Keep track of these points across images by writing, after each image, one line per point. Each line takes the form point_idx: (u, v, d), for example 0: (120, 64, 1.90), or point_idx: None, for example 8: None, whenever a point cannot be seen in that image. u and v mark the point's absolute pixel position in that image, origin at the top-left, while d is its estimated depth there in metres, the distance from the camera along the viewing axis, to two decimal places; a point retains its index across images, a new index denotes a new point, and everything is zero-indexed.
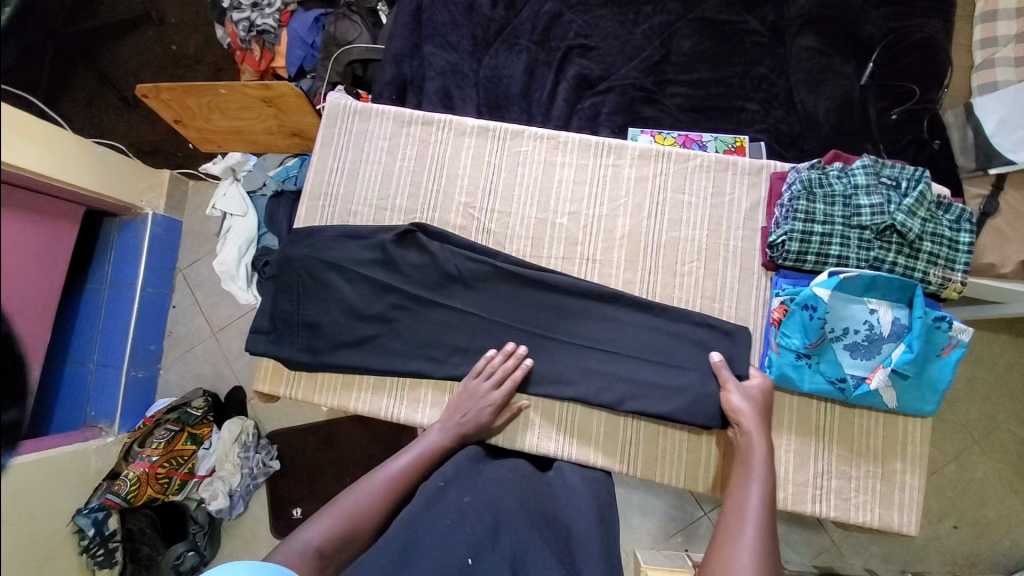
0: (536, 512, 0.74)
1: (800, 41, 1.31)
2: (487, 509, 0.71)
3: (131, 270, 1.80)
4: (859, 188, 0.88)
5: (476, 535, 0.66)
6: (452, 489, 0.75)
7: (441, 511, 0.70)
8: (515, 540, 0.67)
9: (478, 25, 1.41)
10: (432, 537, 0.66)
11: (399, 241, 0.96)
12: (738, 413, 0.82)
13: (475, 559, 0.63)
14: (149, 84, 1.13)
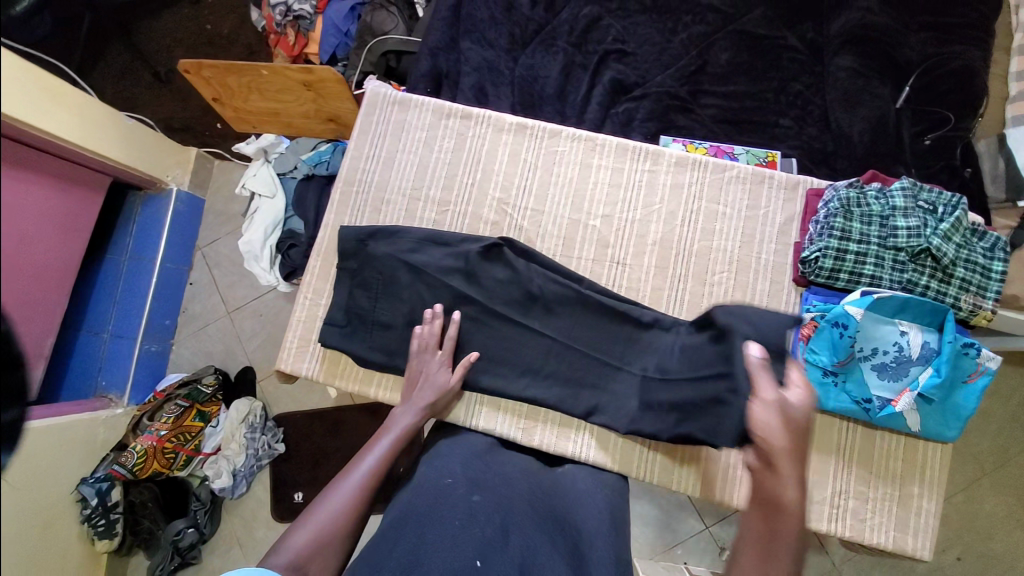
0: (547, 515, 0.73)
1: (838, 60, 1.30)
2: (496, 510, 0.69)
3: (151, 246, 1.81)
4: (897, 210, 0.87)
5: (486, 537, 0.64)
6: (460, 488, 0.73)
7: (451, 509, 0.68)
8: (525, 542, 0.66)
9: (517, 24, 1.41)
10: (442, 537, 0.63)
11: (484, 254, 0.95)
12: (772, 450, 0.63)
13: (484, 560, 0.61)
14: (192, 60, 1.15)
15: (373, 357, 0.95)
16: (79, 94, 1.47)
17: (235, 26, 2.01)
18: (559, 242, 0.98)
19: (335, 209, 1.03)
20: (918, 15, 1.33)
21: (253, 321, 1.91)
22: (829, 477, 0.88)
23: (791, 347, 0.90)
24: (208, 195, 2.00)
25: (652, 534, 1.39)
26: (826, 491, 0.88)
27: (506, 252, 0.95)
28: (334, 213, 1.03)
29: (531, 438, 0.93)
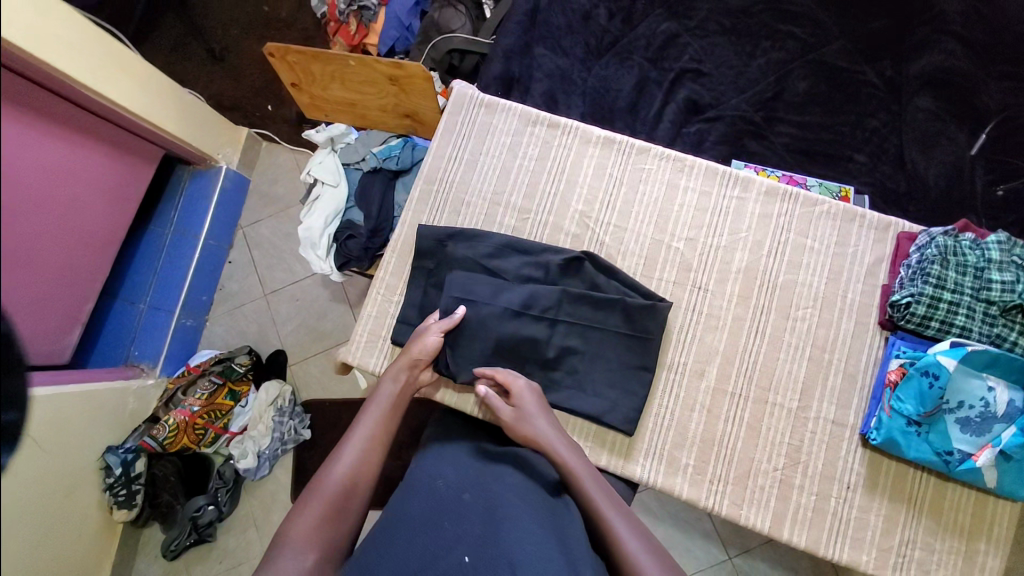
0: (534, 501, 0.73)
1: (917, 101, 1.29)
2: (488, 507, 0.71)
3: (197, 219, 1.78)
4: (992, 263, 0.85)
5: (475, 534, 0.67)
6: (450, 486, 0.75)
7: (441, 510, 0.71)
8: (511, 528, 0.67)
9: (593, 34, 1.41)
10: (434, 539, 0.67)
11: (565, 266, 0.95)
12: (544, 437, 0.81)
13: (472, 556, 0.64)
14: (279, 44, 1.17)
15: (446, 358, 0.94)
16: (144, 65, 1.43)
17: (295, 9, 2.00)
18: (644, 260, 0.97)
19: (414, 206, 1.03)
20: (999, 62, 1.31)
21: (290, 305, 1.87)
22: (899, 526, 0.86)
23: (872, 390, 0.89)
24: (254, 175, 1.96)
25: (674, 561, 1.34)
26: (894, 540, 0.86)
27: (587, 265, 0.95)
28: (413, 210, 1.03)
29: (598, 459, 0.90)
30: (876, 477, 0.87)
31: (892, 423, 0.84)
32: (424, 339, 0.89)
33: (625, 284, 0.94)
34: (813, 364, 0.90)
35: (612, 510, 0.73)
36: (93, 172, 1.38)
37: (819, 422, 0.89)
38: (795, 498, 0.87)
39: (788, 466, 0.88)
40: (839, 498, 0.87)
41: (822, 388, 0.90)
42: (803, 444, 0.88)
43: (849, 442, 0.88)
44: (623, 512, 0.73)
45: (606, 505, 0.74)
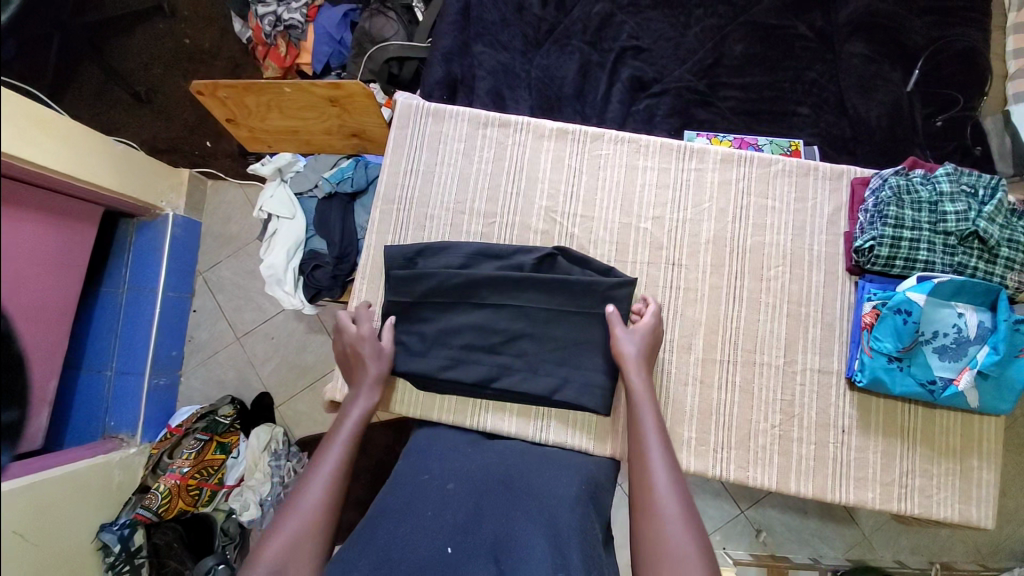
0: (515, 487, 0.75)
1: (849, 47, 1.32)
2: (470, 496, 0.72)
3: (152, 274, 1.69)
4: (944, 195, 0.88)
5: (457, 524, 0.68)
6: (434, 479, 0.76)
7: (424, 500, 0.72)
8: (497, 524, 0.68)
9: (529, 25, 1.39)
10: (416, 529, 0.67)
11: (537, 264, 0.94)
12: (632, 364, 0.85)
13: (454, 548, 0.65)
14: (205, 81, 1.12)
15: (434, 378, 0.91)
16: (67, 123, 1.33)
17: (218, 39, 1.92)
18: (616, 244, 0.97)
19: (376, 228, 1.00)
20: None
21: (265, 344, 1.81)
22: (897, 459, 0.89)
23: (852, 335, 0.92)
24: (205, 217, 1.88)
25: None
26: (894, 473, 0.89)
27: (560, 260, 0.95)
28: (376, 233, 1.00)
29: (605, 449, 0.93)
30: (868, 417, 0.90)
31: (875, 363, 0.86)
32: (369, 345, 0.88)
33: (595, 269, 0.94)
34: (793, 319, 0.92)
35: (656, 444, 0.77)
36: (33, 243, 1.29)
37: (807, 374, 0.91)
38: (796, 451, 0.89)
39: (785, 421, 0.90)
40: (837, 443, 0.89)
41: (805, 341, 0.92)
42: (796, 398, 0.90)
43: (838, 387, 0.90)
44: (665, 451, 0.76)
45: (654, 437, 0.78)
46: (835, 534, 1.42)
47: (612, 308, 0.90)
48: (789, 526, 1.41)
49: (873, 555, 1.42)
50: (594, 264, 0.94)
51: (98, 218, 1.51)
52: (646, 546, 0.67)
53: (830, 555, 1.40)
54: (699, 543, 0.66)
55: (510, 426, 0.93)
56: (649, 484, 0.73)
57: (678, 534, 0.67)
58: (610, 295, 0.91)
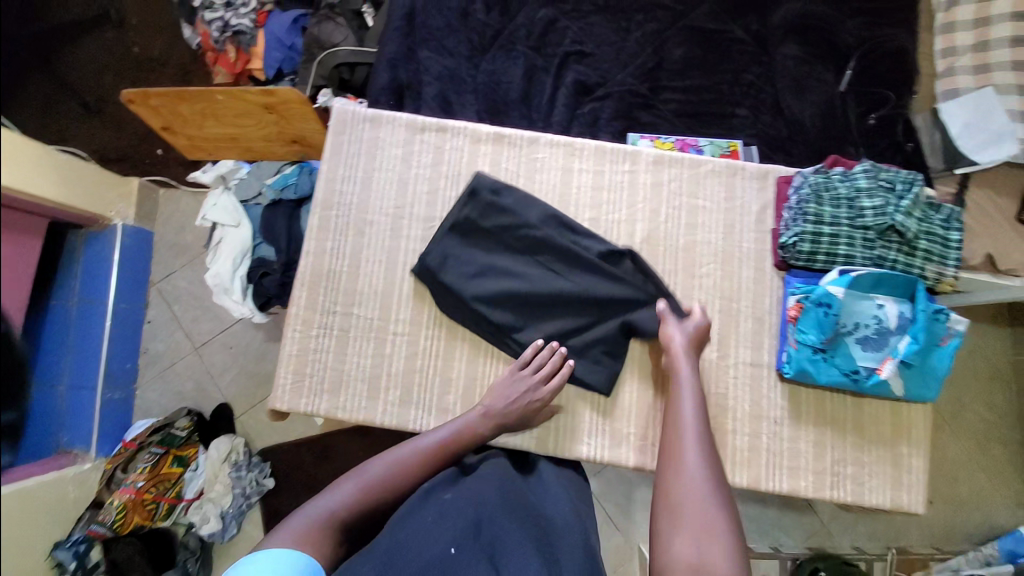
0: (513, 502, 0.79)
1: (783, 50, 1.37)
2: (468, 504, 0.76)
3: (104, 286, 1.63)
4: (862, 191, 0.92)
5: (459, 527, 0.72)
6: (435, 489, 0.79)
7: (424, 510, 0.75)
8: (495, 534, 0.73)
9: (474, 30, 1.40)
10: (419, 533, 0.71)
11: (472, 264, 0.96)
12: (681, 351, 0.88)
13: (458, 548, 0.69)
14: (136, 89, 1.10)
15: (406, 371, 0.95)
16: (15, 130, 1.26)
17: (167, 47, 1.85)
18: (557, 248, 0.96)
19: (314, 235, 1.00)
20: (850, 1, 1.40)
21: (223, 354, 1.77)
22: (827, 448, 0.92)
23: (780, 328, 0.95)
24: (158, 227, 1.83)
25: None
26: (826, 461, 0.92)
27: (544, 256, 0.96)
28: (314, 240, 1.00)
29: (545, 448, 0.95)
30: (797, 408, 0.93)
31: (801, 355, 0.89)
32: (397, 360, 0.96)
33: (605, 274, 0.94)
34: (725, 315, 0.95)
35: (693, 422, 0.82)
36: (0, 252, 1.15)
37: (738, 367, 0.93)
38: (732, 442, 0.91)
39: (720, 415, 0.92)
40: (769, 434, 0.92)
41: (737, 335, 0.94)
42: (728, 391, 0.93)
43: (768, 380, 0.93)
44: (702, 430, 0.81)
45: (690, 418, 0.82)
46: (794, 523, 1.47)
47: (665, 304, 0.92)
48: (750, 516, 1.46)
49: (832, 541, 1.47)
50: (620, 272, 0.95)
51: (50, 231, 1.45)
52: (692, 521, 0.71)
53: (790, 543, 1.45)
54: (722, 509, 0.73)
55: None
56: (686, 460, 0.77)
57: (706, 498, 0.73)
58: (559, 290, 0.94)
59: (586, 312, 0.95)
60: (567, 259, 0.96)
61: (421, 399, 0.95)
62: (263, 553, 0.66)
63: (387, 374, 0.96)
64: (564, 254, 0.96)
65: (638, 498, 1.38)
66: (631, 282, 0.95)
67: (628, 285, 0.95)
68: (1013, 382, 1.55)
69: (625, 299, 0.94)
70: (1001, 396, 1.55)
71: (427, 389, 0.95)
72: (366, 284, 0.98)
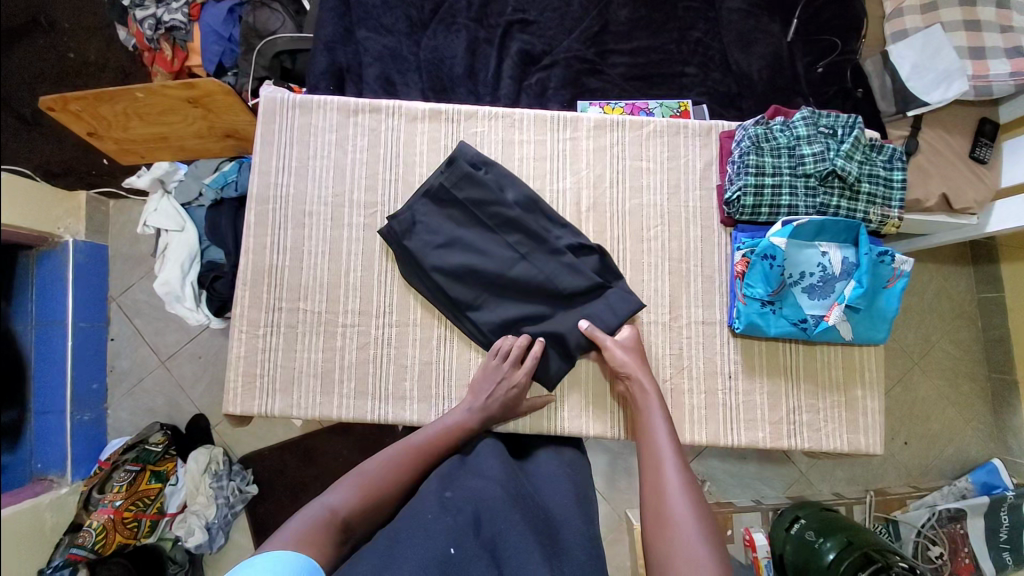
0: (516, 495, 0.77)
1: (729, 3, 1.33)
2: (467, 501, 0.73)
3: (60, 305, 1.51)
4: (801, 138, 0.91)
5: (458, 526, 0.69)
6: (435, 486, 0.76)
7: (423, 506, 0.72)
8: (498, 530, 0.70)
9: (412, 5, 1.34)
10: (416, 531, 0.67)
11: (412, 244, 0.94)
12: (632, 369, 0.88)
13: (457, 548, 0.66)
14: (53, 96, 1.06)
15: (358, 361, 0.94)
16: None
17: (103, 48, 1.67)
18: (494, 214, 0.93)
19: (254, 231, 0.97)
20: None
21: (193, 364, 1.67)
22: (782, 398, 0.93)
23: (730, 284, 0.94)
24: (112, 240, 1.68)
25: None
26: (782, 411, 0.93)
27: (512, 236, 0.93)
28: (254, 236, 0.97)
29: (506, 425, 0.94)
30: (751, 362, 0.93)
31: (749, 309, 0.89)
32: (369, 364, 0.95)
33: (566, 264, 0.92)
34: (675, 276, 0.95)
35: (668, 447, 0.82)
36: None
37: (691, 327, 0.93)
38: (688, 401, 0.92)
39: (676, 376, 0.92)
40: (725, 389, 0.92)
41: (688, 295, 0.94)
42: (683, 350, 0.93)
43: (722, 336, 0.93)
44: (677, 453, 0.81)
45: (665, 446, 0.82)
46: (775, 475, 1.49)
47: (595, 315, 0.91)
48: (731, 472, 1.47)
49: (812, 489, 1.50)
50: (582, 265, 0.92)
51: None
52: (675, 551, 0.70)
53: (772, 495, 1.47)
54: (703, 525, 0.73)
55: (411, 413, 0.94)
56: (663, 489, 0.77)
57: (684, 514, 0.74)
58: (514, 277, 0.92)
59: (542, 298, 0.93)
60: (512, 231, 0.93)
61: (377, 389, 0.94)
62: (262, 556, 0.62)
63: (341, 365, 0.94)
64: (501, 226, 0.93)
65: (619, 465, 1.39)
66: (593, 276, 0.91)
67: (587, 277, 0.91)
68: (979, 318, 1.58)
69: (589, 290, 0.92)
70: (967, 333, 1.58)
71: (382, 378, 0.94)
72: (310, 277, 0.96)
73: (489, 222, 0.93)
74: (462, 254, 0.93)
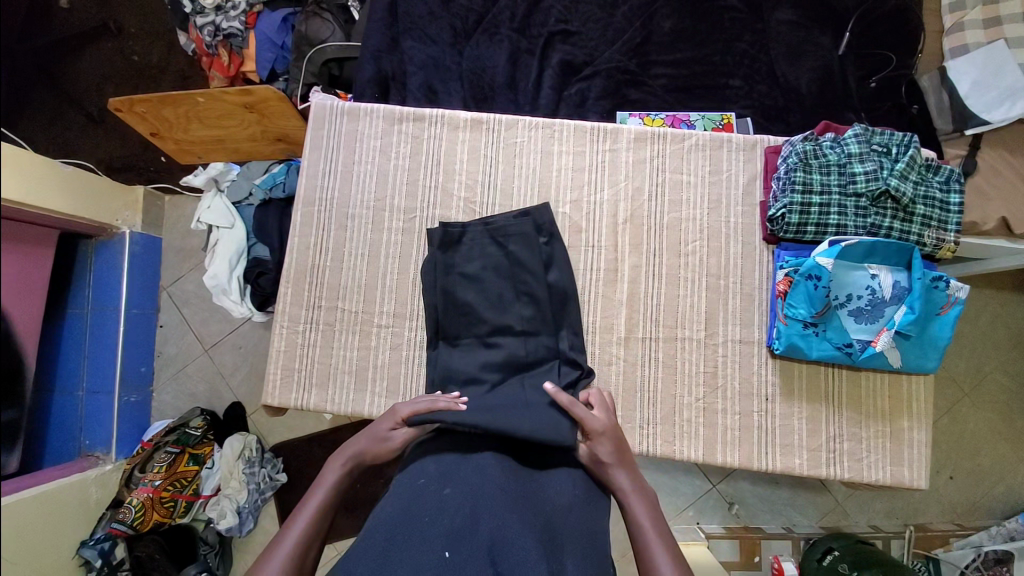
0: (514, 490, 0.71)
1: (778, 15, 1.30)
2: (467, 499, 0.68)
3: (113, 292, 1.59)
4: (853, 156, 0.88)
5: (454, 529, 0.63)
6: (432, 484, 0.72)
7: (423, 506, 0.68)
8: (495, 527, 0.64)
9: (457, 16, 1.36)
10: (412, 534, 0.63)
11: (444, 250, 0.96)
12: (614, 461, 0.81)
13: (453, 551, 0.60)
14: (121, 98, 1.13)
15: (391, 363, 0.97)
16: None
17: (166, 52, 1.78)
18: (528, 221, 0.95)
19: (298, 232, 1.00)
20: None
21: (233, 354, 1.73)
22: (822, 424, 0.90)
23: (771, 303, 0.92)
24: (165, 232, 1.76)
25: (662, 502, 1.43)
26: (821, 438, 0.89)
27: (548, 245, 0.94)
28: (298, 237, 1.00)
29: None
30: (790, 385, 0.90)
31: (790, 330, 0.86)
32: (402, 368, 0.96)
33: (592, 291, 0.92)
34: (712, 292, 0.93)
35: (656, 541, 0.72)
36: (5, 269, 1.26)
37: (727, 345, 0.91)
38: (721, 421, 0.90)
39: (711, 394, 0.90)
40: (760, 412, 0.90)
41: (725, 312, 0.92)
42: (718, 369, 0.91)
43: (759, 356, 0.91)
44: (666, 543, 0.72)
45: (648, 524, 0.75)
46: (809, 502, 1.43)
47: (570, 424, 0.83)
48: (762, 497, 1.42)
49: (848, 521, 1.43)
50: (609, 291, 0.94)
51: (53, 241, 1.43)
52: None
53: (804, 523, 1.41)
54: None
55: None
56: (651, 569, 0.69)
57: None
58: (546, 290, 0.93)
59: (569, 312, 0.93)
60: (546, 237, 0.95)
61: (408, 389, 0.96)
62: None
63: (375, 365, 0.97)
64: (535, 236, 0.95)
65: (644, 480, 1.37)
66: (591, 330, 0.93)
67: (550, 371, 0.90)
68: None
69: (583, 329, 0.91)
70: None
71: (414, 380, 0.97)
72: (349, 279, 0.99)
73: (525, 232, 0.94)
74: (490, 268, 0.94)
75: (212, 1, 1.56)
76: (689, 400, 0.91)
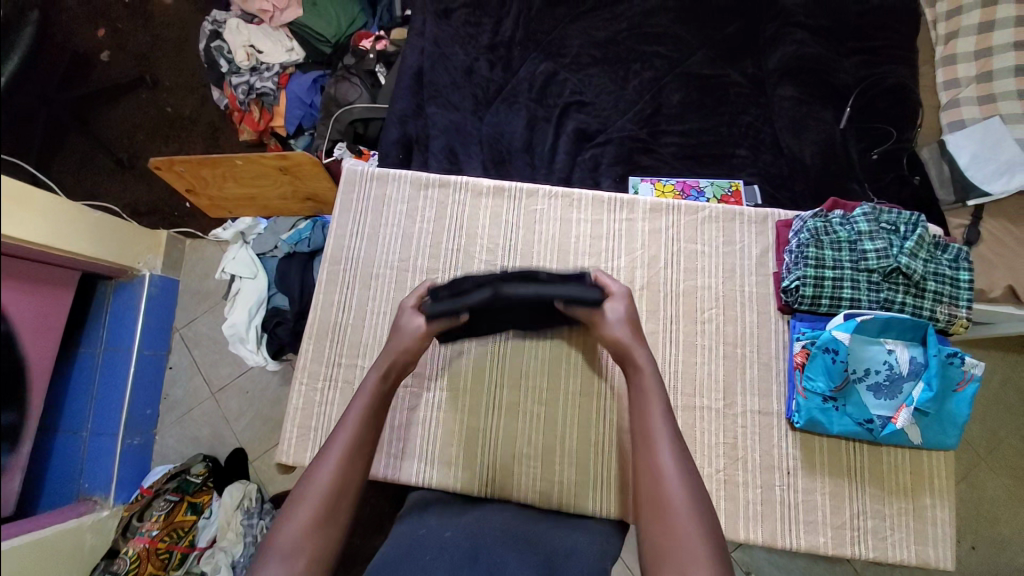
0: (509, 531, 0.77)
1: (780, 91, 1.39)
2: (466, 537, 0.73)
3: (128, 332, 1.60)
4: (862, 234, 0.93)
5: (455, 560, 0.68)
6: (433, 528, 0.77)
7: (425, 545, 0.72)
8: (493, 561, 0.68)
9: (479, 86, 1.45)
10: (414, 568, 0.66)
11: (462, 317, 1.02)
12: (630, 342, 0.80)
13: None
14: (163, 158, 1.21)
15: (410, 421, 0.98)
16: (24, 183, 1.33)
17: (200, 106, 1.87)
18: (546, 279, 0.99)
19: (324, 289, 1.04)
20: (845, 41, 1.42)
21: (240, 400, 1.71)
22: (845, 500, 0.89)
23: (788, 374, 0.95)
24: (183, 275, 1.80)
25: None
26: (845, 515, 0.89)
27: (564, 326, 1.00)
28: (323, 294, 1.04)
29: (550, 503, 0.94)
30: (812, 458, 0.91)
31: (810, 403, 0.88)
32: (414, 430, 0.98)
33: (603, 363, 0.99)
34: (729, 361, 0.95)
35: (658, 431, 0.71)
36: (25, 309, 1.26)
37: (747, 416, 0.93)
38: (742, 495, 0.90)
39: (731, 465, 0.91)
40: (782, 485, 0.90)
41: (743, 382, 0.94)
42: (737, 440, 0.92)
43: (778, 428, 0.92)
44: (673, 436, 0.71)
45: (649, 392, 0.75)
46: (828, 573, 1.36)
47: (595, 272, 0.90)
48: (778, 566, 1.35)
49: None
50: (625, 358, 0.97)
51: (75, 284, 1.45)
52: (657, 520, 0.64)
53: None
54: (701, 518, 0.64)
55: (456, 480, 0.95)
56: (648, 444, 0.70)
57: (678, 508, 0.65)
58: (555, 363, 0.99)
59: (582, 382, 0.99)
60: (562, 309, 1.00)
61: (424, 450, 0.97)
62: None
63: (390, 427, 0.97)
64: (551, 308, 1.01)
65: None
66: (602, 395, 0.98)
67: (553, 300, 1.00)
68: None
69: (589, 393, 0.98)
70: None
71: (430, 439, 0.97)
72: (370, 336, 1.01)
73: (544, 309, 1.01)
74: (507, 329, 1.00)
75: (248, 62, 1.67)
76: (709, 468, 0.91)
